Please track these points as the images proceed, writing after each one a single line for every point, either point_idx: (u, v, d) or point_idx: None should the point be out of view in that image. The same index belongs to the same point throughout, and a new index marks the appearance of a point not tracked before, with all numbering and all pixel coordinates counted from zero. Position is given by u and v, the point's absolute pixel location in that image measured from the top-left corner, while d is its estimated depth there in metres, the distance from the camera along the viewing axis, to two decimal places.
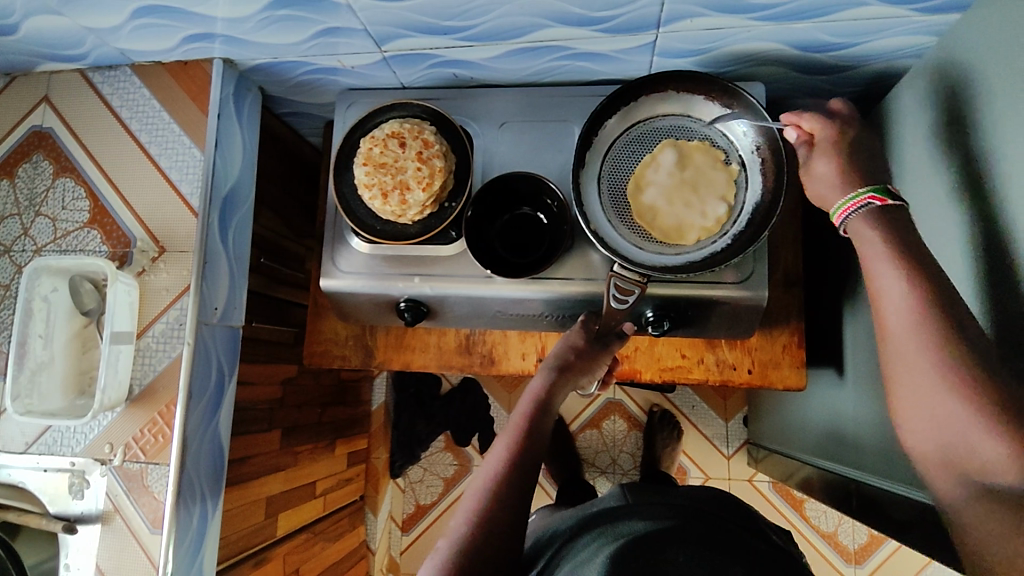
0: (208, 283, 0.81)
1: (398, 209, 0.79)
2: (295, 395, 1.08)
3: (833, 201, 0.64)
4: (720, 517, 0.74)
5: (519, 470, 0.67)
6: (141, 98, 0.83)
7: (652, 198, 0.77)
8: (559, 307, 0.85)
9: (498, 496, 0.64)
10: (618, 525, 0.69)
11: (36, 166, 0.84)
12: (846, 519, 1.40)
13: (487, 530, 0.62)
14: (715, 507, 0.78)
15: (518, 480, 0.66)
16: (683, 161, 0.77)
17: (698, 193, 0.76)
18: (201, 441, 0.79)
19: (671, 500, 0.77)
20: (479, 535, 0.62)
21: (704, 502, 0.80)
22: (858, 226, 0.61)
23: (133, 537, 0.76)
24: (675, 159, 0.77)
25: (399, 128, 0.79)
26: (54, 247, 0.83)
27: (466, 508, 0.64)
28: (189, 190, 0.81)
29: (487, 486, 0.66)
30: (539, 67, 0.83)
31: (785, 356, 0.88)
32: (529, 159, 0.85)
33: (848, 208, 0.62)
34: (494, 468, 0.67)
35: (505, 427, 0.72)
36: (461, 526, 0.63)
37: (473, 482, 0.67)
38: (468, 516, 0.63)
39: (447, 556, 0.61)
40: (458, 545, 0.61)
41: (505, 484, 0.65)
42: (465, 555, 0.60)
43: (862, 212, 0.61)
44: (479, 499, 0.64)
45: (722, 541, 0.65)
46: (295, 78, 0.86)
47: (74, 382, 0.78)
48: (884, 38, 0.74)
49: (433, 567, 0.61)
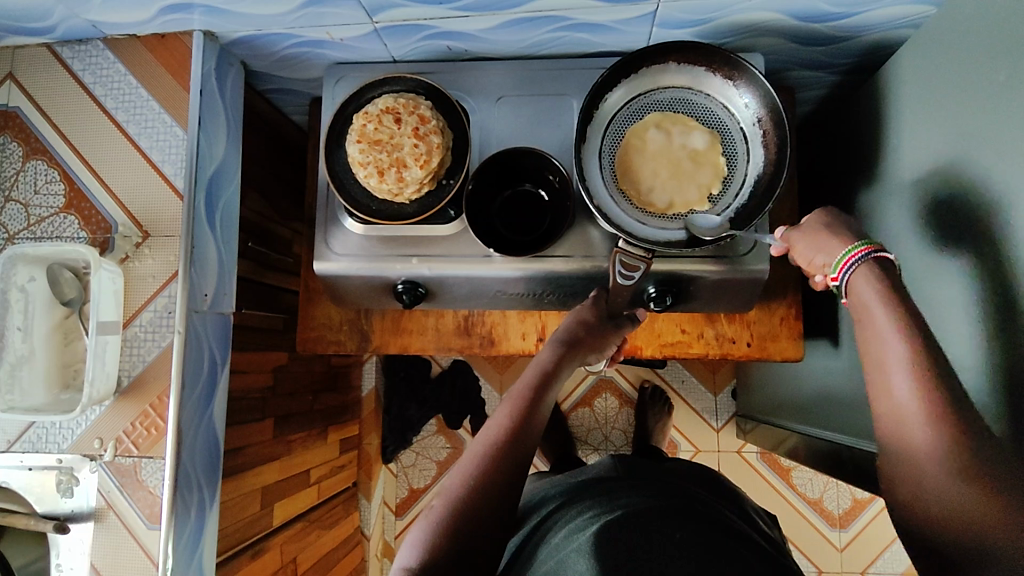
0: (197, 269, 0.77)
1: (394, 187, 0.76)
2: (287, 382, 1.06)
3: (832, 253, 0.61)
4: (710, 499, 0.75)
5: (520, 439, 0.66)
6: (116, 75, 0.78)
7: (656, 139, 0.76)
8: (559, 284, 0.84)
9: (497, 460, 0.63)
10: (619, 497, 0.69)
11: (4, 149, 0.79)
12: (832, 485, 1.44)
13: (482, 494, 0.61)
14: (706, 488, 0.79)
15: (517, 448, 0.65)
16: (699, 156, 0.76)
17: (692, 167, 0.76)
18: (196, 433, 0.76)
19: (663, 478, 0.78)
20: (476, 499, 0.61)
21: (692, 480, 0.81)
22: (863, 276, 0.58)
23: (130, 533, 0.73)
24: (699, 147, 0.76)
25: (393, 103, 0.76)
26: (28, 235, 0.78)
27: (461, 470, 0.63)
28: (172, 171, 0.77)
29: (486, 451, 0.64)
30: (535, 39, 0.81)
31: (784, 328, 0.89)
32: (527, 135, 0.83)
33: (851, 257, 0.59)
34: (494, 433, 0.66)
35: (509, 394, 0.71)
36: (456, 487, 0.62)
37: (472, 446, 0.66)
38: (463, 478, 0.62)
39: (441, 516, 0.60)
40: (454, 505, 0.60)
41: (505, 451, 0.64)
42: (458, 514, 0.59)
43: (865, 263, 0.58)
44: (477, 461, 0.64)
45: (720, 522, 0.65)
46: (279, 52, 0.82)
47: (58, 375, 0.74)
48: (883, 8, 0.73)
49: (426, 526, 0.60)
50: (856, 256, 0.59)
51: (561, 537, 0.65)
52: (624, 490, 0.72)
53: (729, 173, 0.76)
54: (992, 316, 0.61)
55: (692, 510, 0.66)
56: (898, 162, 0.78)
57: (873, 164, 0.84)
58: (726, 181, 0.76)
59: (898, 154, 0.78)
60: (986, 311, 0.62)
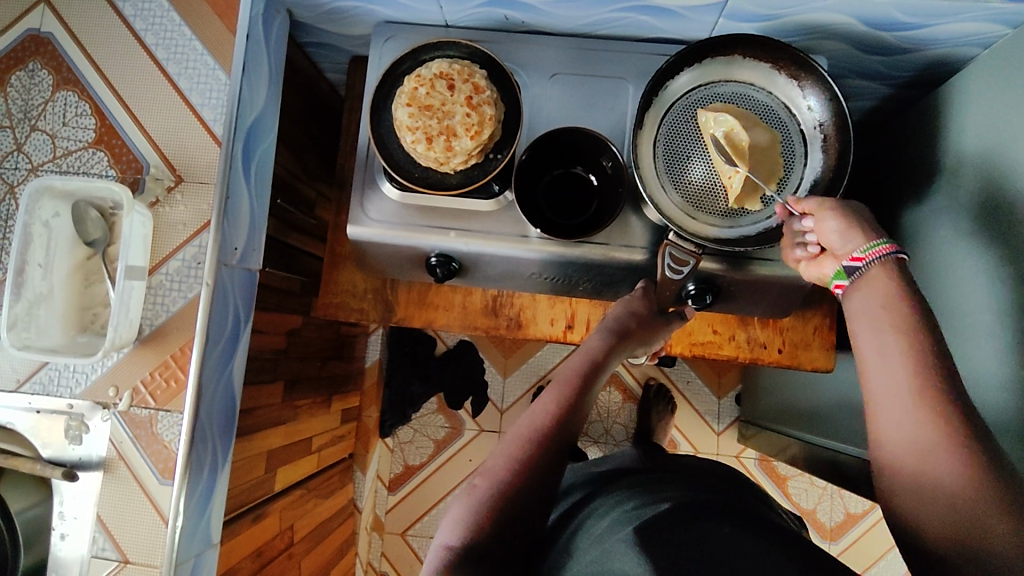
0: (229, 221, 0.73)
1: (442, 156, 0.73)
2: (299, 346, 1.03)
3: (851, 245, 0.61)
4: (746, 497, 0.74)
5: (565, 427, 0.64)
6: (158, 9, 0.75)
7: (717, 132, 0.73)
8: (597, 272, 0.82)
9: (544, 446, 0.62)
10: (655, 491, 0.68)
11: (33, 75, 0.75)
12: (827, 497, 1.45)
13: (527, 478, 0.60)
14: (735, 486, 0.78)
15: (563, 435, 0.64)
16: (760, 151, 0.73)
17: (751, 164, 0.73)
18: (216, 391, 0.73)
19: (690, 475, 0.77)
20: (518, 484, 0.60)
21: (726, 482, 0.80)
22: (878, 272, 0.58)
23: (140, 486, 0.71)
24: (760, 141, 0.73)
25: (447, 69, 0.74)
26: (53, 167, 0.75)
27: (505, 452, 0.62)
28: (212, 116, 0.74)
29: (531, 435, 0.63)
30: (597, 18, 0.78)
31: (816, 338, 0.88)
32: (578, 117, 0.81)
33: (875, 252, 0.59)
34: (539, 418, 0.64)
35: (556, 378, 0.68)
36: (500, 469, 0.61)
37: (515, 429, 0.65)
38: (507, 460, 0.61)
39: (483, 499, 0.59)
40: (498, 489, 0.59)
41: (550, 438, 0.63)
42: (501, 499, 0.59)
43: (885, 261, 0.58)
44: (522, 446, 0.62)
45: (763, 517, 0.65)
46: (330, 3, 0.79)
47: (76, 317, 0.71)
48: (958, 21, 0.72)
49: (467, 505, 0.60)
50: (880, 252, 0.59)
51: (603, 526, 0.64)
52: (659, 485, 0.71)
53: (786, 174, 0.75)
54: None
55: (735, 504, 0.65)
56: (954, 181, 0.77)
57: (925, 181, 0.83)
58: (781, 182, 0.74)
59: (955, 172, 0.77)
60: None
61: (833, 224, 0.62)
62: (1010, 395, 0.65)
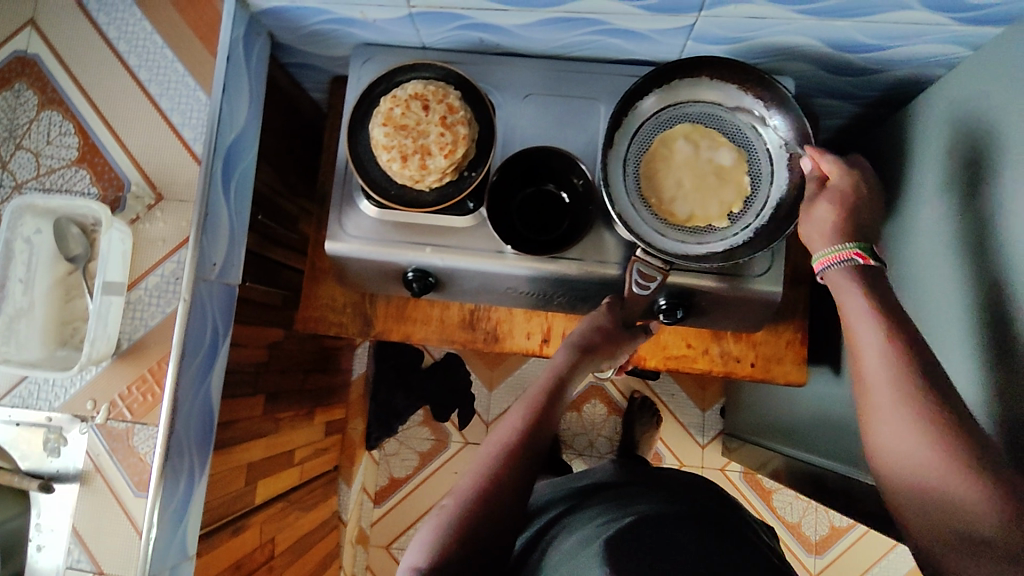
0: (208, 237, 0.75)
1: (417, 174, 0.75)
2: (280, 359, 1.04)
3: (817, 247, 0.66)
4: (716, 509, 0.76)
5: (531, 444, 0.66)
6: (141, 32, 0.77)
7: (683, 151, 0.77)
8: (571, 287, 0.83)
9: (510, 463, 0.64)
10: (624, 505, 0.70)
11: (19, 95, 0.77)
12: (812, 510, 1.45)
13: (494, 496, 0.62)
14: (708, 498, 0.80)
15: (529, 451, 0.66)
16: (724, 172, 0.76)
17: (716, 182, 0.76)
18: (193, 404, 0.75)
19: (663, 486, 0.79)
20: (485, 501, 0.62)
21: (696, 491, 0.83)
22: (838, 278, 0.64)
23: (115, 498, 0.72)
24: (725, 163, 0.76)
25: (422, 90, 0.76)
26: (36, 185, 0.76)
27: (474, 471, 0.65)
28: (192, 135, 0.76)
29: (498, 453, 0.65)
30: (568, 40, 0.81)
31: (788, 352, 0.89)
32: (551, 136, 0.83)
33: (834, 257, 0.64)
34: (506, 436, 0.67)
35: (522, 396, 0.71)
36: (468, 487, 0.63)
37: (484, 447, 0.67)
38: (475, 479, 0.63)
39: (451, 517, 0.61)
40: (465, 507, 0.61)
41: (515, 455, 0.65)
42: (468, 518, 0.61)
43: (842, 267, 0.63)
44: (489, 464, 0.64)
45: (728, 534, 0.67)
46: (310, 26, 0.81)
47: (55, 332, 0.72)
48: (917, 45, 0.74)
49: (436, 524, 0.61)
50: (841, 257, 0.63)
51: (572, 542, 0.66)
52: (630, 498, 0.73)
53: (753, 193, 0.76)
54: (1006, 361, 0.62)
55: (701, 520, 0.68)
56: (921, 199, 0.79)
57: (894, 199, 0.85)
58: (748, 200, 0.76)
59: (920, 190, 0.79)
60: (1002, 354, 0.62)
61: (821, 214, 0.67)
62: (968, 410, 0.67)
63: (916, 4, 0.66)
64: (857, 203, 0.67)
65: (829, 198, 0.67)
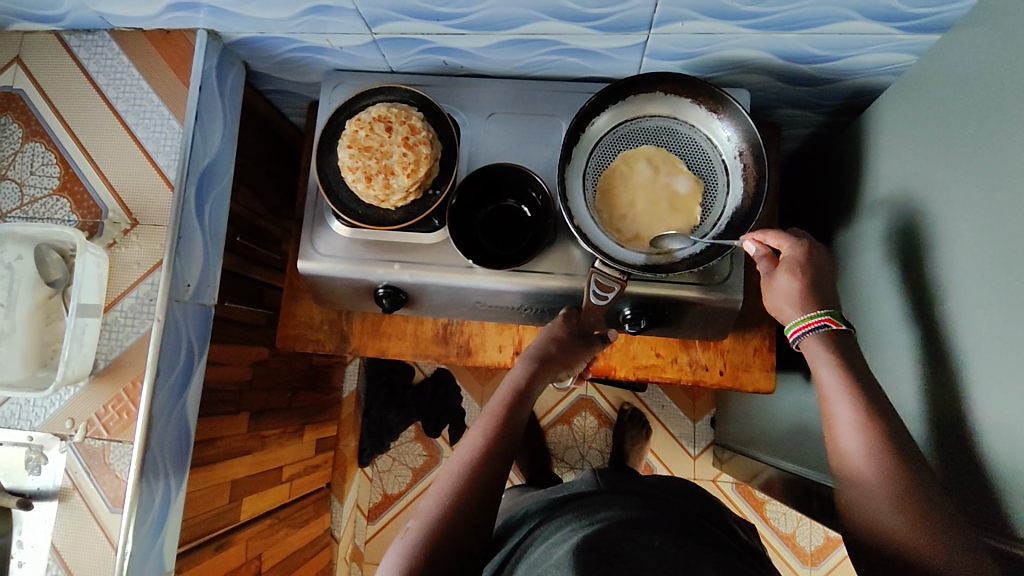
0: (181, 259, 0.78)
1: (381, 194, 0.78)
2: (265, 377, 1.06)
3: (788, 315, 0.69)
4: (697, 514, 0.74)
5: (493, 458, 0.67)
6: (119, 66, 0.81)
7: (638, 173, 0.78)
8: (538, 299, 0.85)
9: (473, 479, 0.65)
10: (594, 513, 0.70)
11: (4, 130, 0.81)
12: (806, 521, 1.44)
13: (458, 515, 0.63)
14: (687, 497, 0.79)
15: (492, 466, 0.67)
16: (677, 202, 0.77)
17: (666, 206, 0.77)
18: (168, 420, 0.77)
19: (641, 489, 0.78)
20: (450, 518, 0.62)
21: (678, 492, 0.81)
22: (813, 346, 0.66)
23: (92, 515, 0.74)
24: (680, 190, 0.78)
25: (386, 112, 0.78)
26: (20, 214, 0.80)
27: (438, 490, 0.65)
28: (166, 162, 0.79)
29: (461, 470, 0.66)
30: (528, 61, 0.83)
31: (756, 359, 0.90)
32: (514, 152, 0.85)
33: (804, 326, 0.66)
34: (468, 452, 0.68)
35: (482, 412, 0.73)
36: (433, 507, 0.64)
37: (448, 465, 0.68)
38: (439, 498, 0.64)
39: (416, 538, 0.61)
40: (430, 525, 0.62)
41: (477, 470, 0.66)
42: (434, 537, 0.61)
43: (817, 334, 0.66)
44: (452, 481, 0.65)
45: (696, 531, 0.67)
46: (280, 55, 0.84)
47: (36, 354, 0.75)
48: (866, 54, 0.76)
49: (402, 545, 0.62)
50: (810, 326, 0.66)
51: (540, 552, 0.67)
52: (602, 504, 0.72)
53: (710, 204, 0.78)
54: (954, 360, 0.62)
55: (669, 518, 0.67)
56: (874, 204, 0.80)
57: (854, 204, 0.86)
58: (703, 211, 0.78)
59: (877, 196, 0.80)
60: (951, 354, 0.63)
61: (782, 283, 0.69)
62: (925, 411, 0.67)
63: (858, 16, 0.68)
64: (814, 269, 0.69)
65: (786, 267, 0.69)
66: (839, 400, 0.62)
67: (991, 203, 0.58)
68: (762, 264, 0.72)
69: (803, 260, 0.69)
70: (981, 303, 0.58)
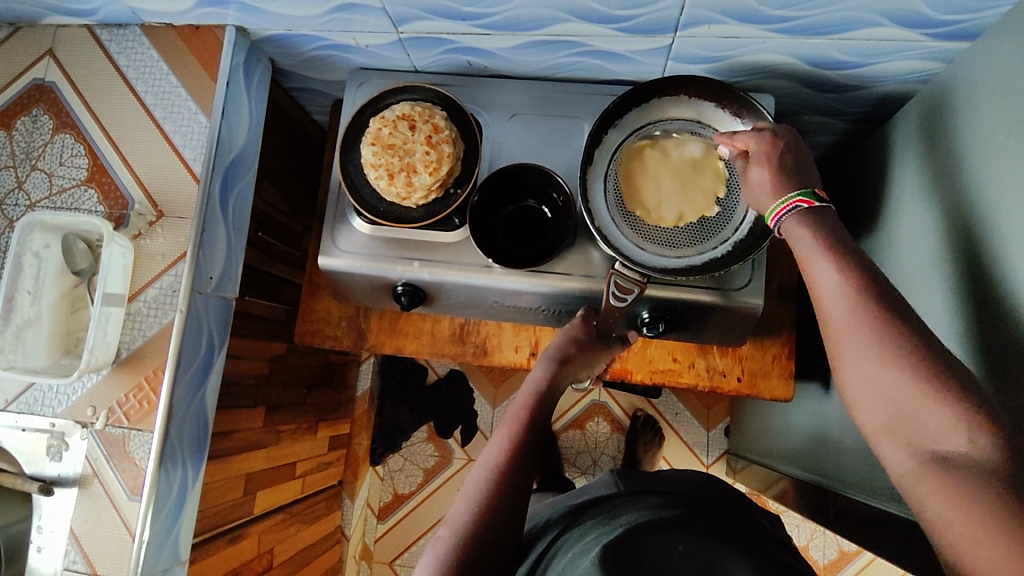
0: (205, 251, 0.79)
1: (403, 191, 0.78)
2: (282, 372, 1.07)
3: (765, 204, 0.65)
4: (727, 511, 0.73)
5: (518, 462, 0.67)
6: (149, 60, 0.82)
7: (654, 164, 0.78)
8: (556, 301, 0.85)
9: (500, 484, 0.65)
10: (615, 517, 0.69)
11: (36, 120, 0.82)
12: (820, 533, 1.42)
13: (487, 522, 0.63)
14: (713, 494, 0.77)
15: (518, 469, 0.67)
16: (699, 164, 0.78)
17: (680, 195, 0.77)
18: (188, 410, 0.78)
19: (665, 489, 0.77)
20: (480, 525, 0.63)
21: (705, 490, 0.79)
22: (790, 227, 0.62)
23: (111, 502, 0.75)
24: (699, 181, 0.77)
25: (409, 110, 0.78)
26: (48, 203, 0.81)
27: (467, 497, 0.66)
28: (192, 155, 0.80)
29: (488, 475, 0.66)
30: (553, 62, 0.83)
31: (774, 366, 0.89)
32: (536, 154, 0.85)
33: (777, 214, 0.63)
34: (494, 456, 0.68)
35: (504, 416, 0.73)
36: (463, 515, 0.64)
37: (474, 470, 0.68)
38: (468, 504, 0.65)
39: (449, 547, 0.62)
40: (462, 533, 0.63)
41: (503, 475, 0.66)
42: (466, 545, 0.62)
43: (792, 215, 0.62)
44: (480, 487, 0.66)
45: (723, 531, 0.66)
46: (307, 53, 0.85)
47: (60, 341, 0.76)
48: (894, 61, 0.75)
49: (436, 554, 0.62)
50: (786, 208, 0.62)
51: (565, 561, 0.65)
52: (623, 507, 0.72)
53: (731, 208, 0.77)
54: (981, 371, 0.61)
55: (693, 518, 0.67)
56: (901, 211, 0.79)
57: (879, 212, 0.85)
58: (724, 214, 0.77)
59: (903, 203, 0.79)
60: (979, 365, 0.62)
61: (756, 176, 0.66)
62: None
63: (887, 21, 0.67)
64: (785, 155, 0.66)
65: (758, 160, 0.66)
66: (822, 270, 0.57)
67: (1020, 212, 0.57)
68: (739, 163, 0.70)
69: (772, 150, 0.66)
70: (1010, 313, 0.57)
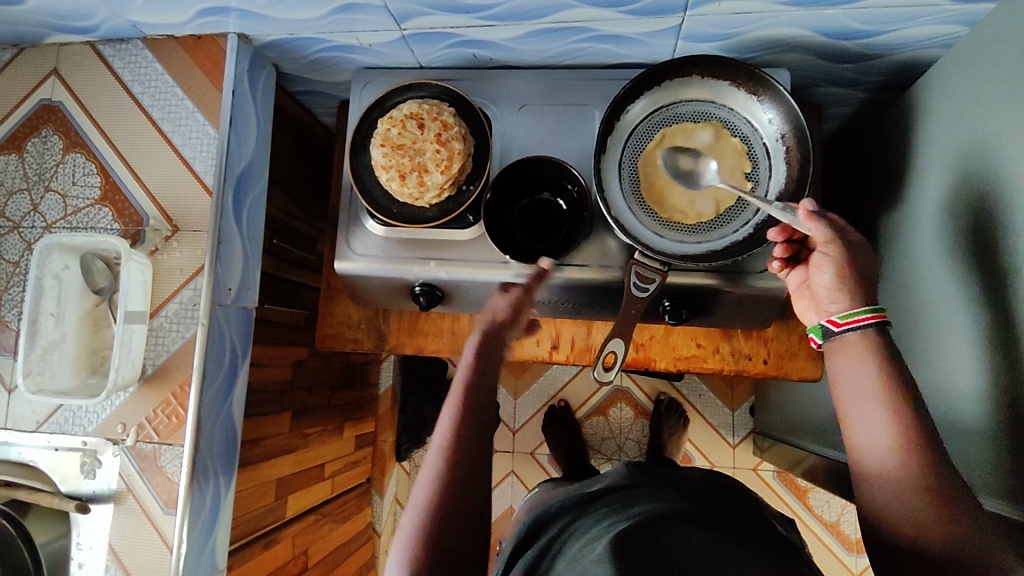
0: (222, 263, 0.79)
1: (415, 191, 0.77)
2: (306, 377, 1.08)
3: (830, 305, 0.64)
4: (739, 506, 0.72)
5: (470, 433, 0.62)
6: (153, 73, 0.81)
7: (668, 156, 0.76)
8: (575, 293, 0.84)
9: (457, 463, 0.60)
10: (634, 506, 0.69)
11: (45, 141, 0.82)
12: (851, 508, 1.41)
13: (450, 508, 0.57)
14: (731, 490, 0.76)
15: (473, 444, 0.62)
16: (714, 150, 0.76)
17: (704, 182, 0.75)
18: (215, 423, 0.78)
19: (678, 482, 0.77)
20: (446, 512, 0.57)
21: (711, 484, 0.79)
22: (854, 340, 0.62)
23: (146, 516, 0.76)
24: (719, 163, 0.75)
25: (417, 109, 0.77)
26: (65, 224, 0.81)
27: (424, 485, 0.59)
28: (203, 168, 0.80)
29: (443, 455, 0.61)
30: (559, 49, 0.81)
31: (801, 347, 0.88)
32: (547, 145, 0.84)
33: (846, 320, 0.62)
34: (446, 433, 0.62)
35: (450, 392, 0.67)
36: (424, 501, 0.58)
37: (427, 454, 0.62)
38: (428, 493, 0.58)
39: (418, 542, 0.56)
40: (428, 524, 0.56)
41: (458, 451, 0.61)
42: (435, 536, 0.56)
43: (864, 329, 0.61)
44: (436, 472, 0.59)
45: (744, 525, 0.65)
46: (310, 55, 0.84)
47: (86, 361, 0.77)
48: (914, 27, 0.72)
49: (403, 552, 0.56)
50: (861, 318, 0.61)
51: (577, 548, 0.65)
52: (644, 496, 0.71)
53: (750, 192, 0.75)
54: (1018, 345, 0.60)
55: (709, 511, 0.66)
56: (927, 183, 0.76)
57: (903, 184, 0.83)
58: (742, 200, 0.76)
59: (928, 174, 0.77)
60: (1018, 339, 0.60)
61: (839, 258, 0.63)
62: (985, 394, 0.64)
63: None
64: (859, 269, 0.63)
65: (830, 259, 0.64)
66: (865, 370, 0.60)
67: None
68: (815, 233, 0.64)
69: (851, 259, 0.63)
70: None
